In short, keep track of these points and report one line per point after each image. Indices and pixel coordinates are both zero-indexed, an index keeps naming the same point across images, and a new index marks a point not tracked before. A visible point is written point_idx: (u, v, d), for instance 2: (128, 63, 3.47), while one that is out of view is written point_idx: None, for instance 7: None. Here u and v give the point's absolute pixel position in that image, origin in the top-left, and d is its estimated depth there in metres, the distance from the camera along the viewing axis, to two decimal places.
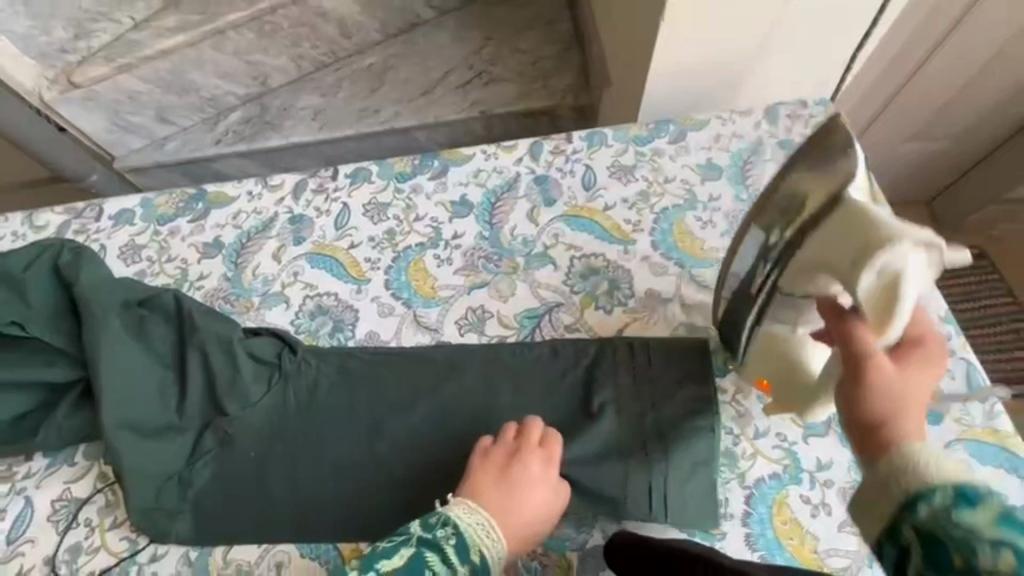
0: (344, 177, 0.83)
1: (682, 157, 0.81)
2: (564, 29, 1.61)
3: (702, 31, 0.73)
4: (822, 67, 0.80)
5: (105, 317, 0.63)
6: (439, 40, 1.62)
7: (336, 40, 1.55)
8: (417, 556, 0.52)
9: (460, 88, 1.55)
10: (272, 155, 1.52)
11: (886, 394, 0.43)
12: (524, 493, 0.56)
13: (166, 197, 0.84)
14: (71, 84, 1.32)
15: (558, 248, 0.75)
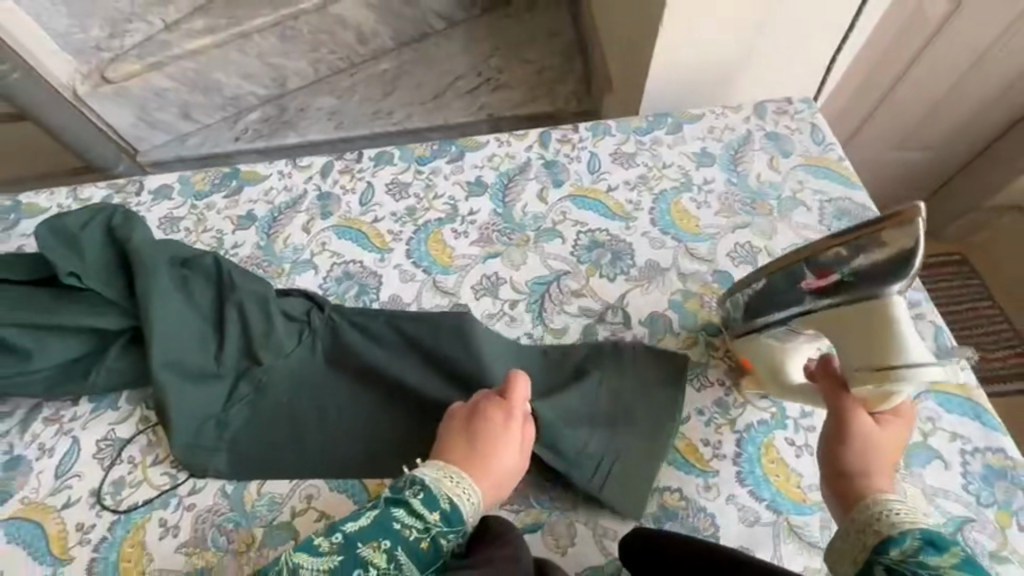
0: (368, 160, 0.90)
1: (679, 146, 0.88)
2: (567, 42, 1.71)
3: (697, 33, 0.82)
4: (805, 67, 0.89)
5: (154, 271, 0.69)
6: (449, 48, 1.72)
7: (353, 46, 1.64)
8: (386, 514, 0.55)
9: (469, 93, 1.63)
10: (289, 152, 1.60)
11: (859, 450, 0.53)
12: (492, 446, 0.59)
13: (203, 174, 0.91)
14: (104, 79, 1.40)
15: (566, 223, 0.82)
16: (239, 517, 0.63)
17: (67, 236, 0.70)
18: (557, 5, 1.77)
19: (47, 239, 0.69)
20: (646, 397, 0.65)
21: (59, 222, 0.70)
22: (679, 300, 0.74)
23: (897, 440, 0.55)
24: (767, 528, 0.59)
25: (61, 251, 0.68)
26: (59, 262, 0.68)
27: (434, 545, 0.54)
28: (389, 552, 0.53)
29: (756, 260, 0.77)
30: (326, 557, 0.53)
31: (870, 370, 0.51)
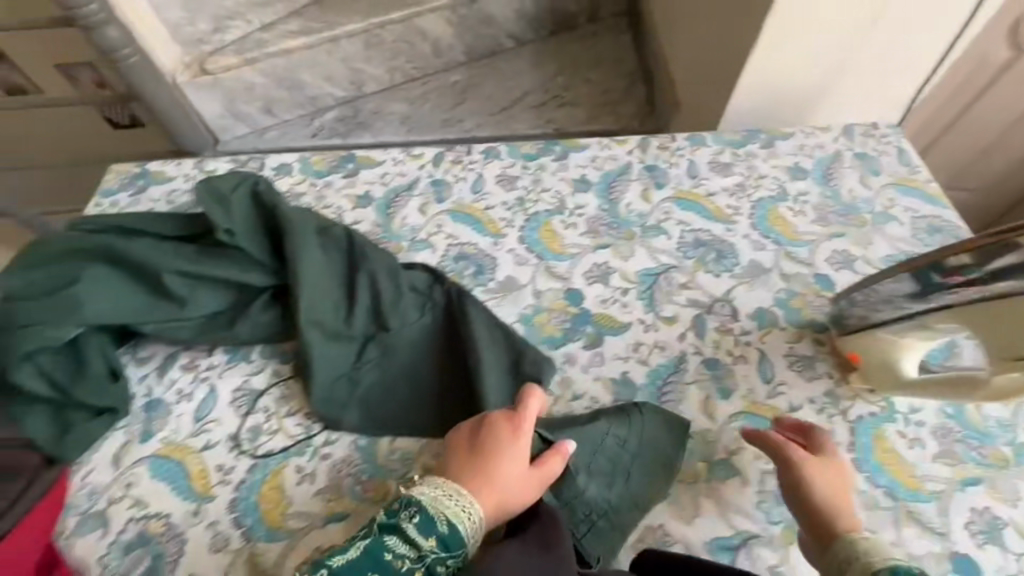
0: (478, 153, 0.96)
1: (773, 159, 0.94)
2: (631, 66, 1.80)
3: (779, 69, 1.02)
4: (873, 96, 1.07)
5: (299, 234, 0.73)
6: (519, 65, 1.81)
7: (429, 58, 1.74)
8: (377, 542, 0.50)
9: (536, 107, 1.71)
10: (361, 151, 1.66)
11: (822, 496, 0.57)
12: (498, 462, 0.57)
13: (321, 156, 0.96)
14: (203, 70, 1.47)
15: (669, 222, 0.86)
16: (371, 470, 0.66)
17: (219, 196, 0.75)
18: (619, 34, 1.87)
19: (204, 198, 0.74)
20: (655, 450, 0.64)
21: (213, 184, 0.76)
22: (783, 299, 0.78)
23: (846, 486, 0.59)
24: (886, 511, 0.62)
25: (216, 208, 0.73)
26: (215, 218, 0.72)
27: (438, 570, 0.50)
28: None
29: (855, 266, 0.81)
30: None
31: (1007, 361, 0.56)
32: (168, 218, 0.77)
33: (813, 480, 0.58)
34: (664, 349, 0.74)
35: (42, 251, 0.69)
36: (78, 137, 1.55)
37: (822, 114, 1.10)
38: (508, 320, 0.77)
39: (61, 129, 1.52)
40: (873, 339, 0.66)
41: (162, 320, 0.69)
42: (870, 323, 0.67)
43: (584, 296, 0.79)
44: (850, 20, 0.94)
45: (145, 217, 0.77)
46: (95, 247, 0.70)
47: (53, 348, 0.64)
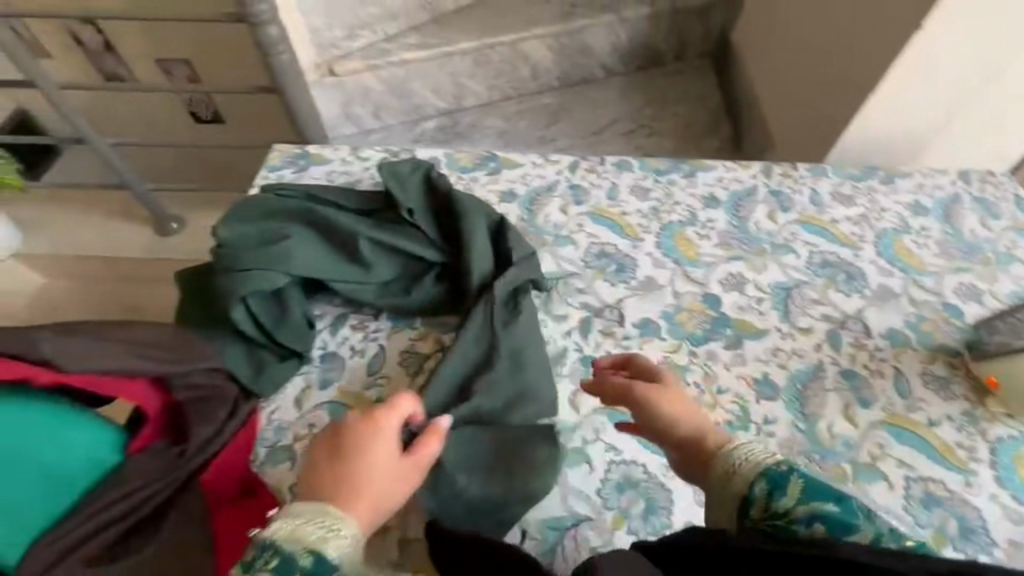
0: (610, 164, 1.02)
1: (894, 195, 0.98)
2: (716, 103, 1.77)
3: (898, 109, 1.08)
4: (984, 143, 1.13)
5: (469, 218, 0.80)
6: (608, 94, 1.83)
7: (526, 80, 1.80)
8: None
9: (625, 134, 1.75)
10: None
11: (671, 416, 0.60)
12: (365, 463, 0.54)
13: (465, 153, 1.04)
14: (331, 72, 1.60)
15: (797, 243, 0.91)
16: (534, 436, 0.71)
17: (398, 179, 0.83)
18: (704, 77, 1.83)
19: (389, 179, 0.82)
20: (531, 464, 0.68)
21: (394, 167, 0.84)
22: (915, 322, 0.81)
23: (679, 404, 0.61)
24: None
25: (400, 190, 0.82)
26: (398, 197, 0.81)
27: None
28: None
29: (981, 300, 0.85)
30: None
31: None
32: (348, 190, 0.85)
33: (671, 413, 0.60)
34: (802, 356, 0.78)
35: (253, 207, 0.78)
36: (156, 121, 1.68)
37: (924, 157, 1.16)
38: (651, 315, 0.82)
39: (143, 113, 1.65)
40: (1019, 363, 0.70)
41: (349, 281, 0.77)
42: (1012, 349, 0.71)
43: (721, 301, 0.84)
44: (976, 70, 1.00)
45: (328, 187, 0.84)
46: (298, 211, 0.79)
47: (265, 295, 0.73)
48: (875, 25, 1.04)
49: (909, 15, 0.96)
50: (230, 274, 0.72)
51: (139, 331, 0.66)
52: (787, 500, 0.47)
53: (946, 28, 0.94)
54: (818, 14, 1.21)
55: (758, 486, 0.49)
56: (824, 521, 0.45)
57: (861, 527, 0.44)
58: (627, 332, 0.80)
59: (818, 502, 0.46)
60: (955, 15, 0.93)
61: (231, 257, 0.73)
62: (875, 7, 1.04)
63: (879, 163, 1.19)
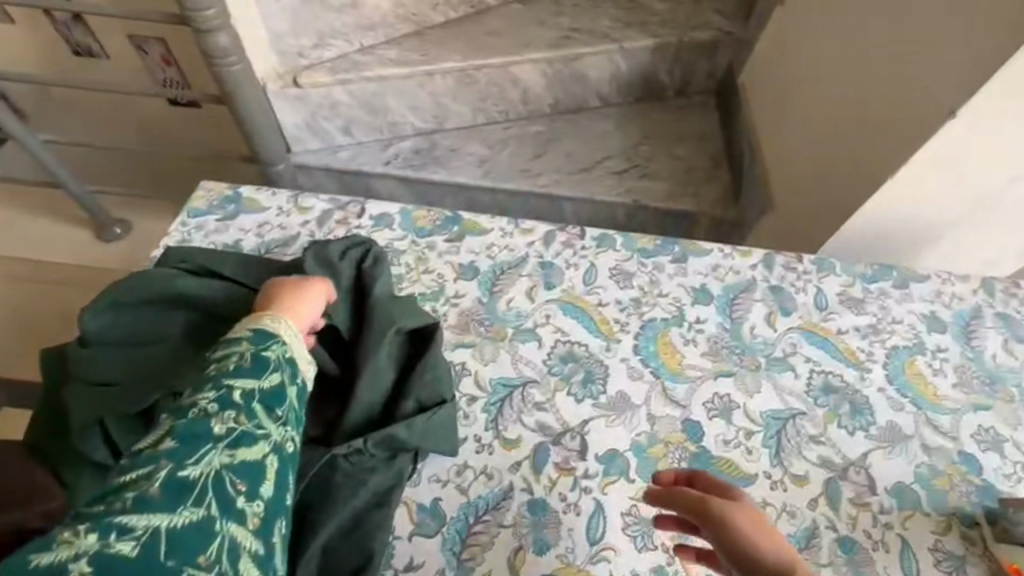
0: (591, 238, 0.87)
1: (908, 303, 0.85)
2: (716, 148, 1.52)
3: (915, 199, 0.95)
4: (1000, 248, 1.02)
5: (375, 338, 0.66)
6: (600, 127, 1.58)
7: (516, 104, 1.56)
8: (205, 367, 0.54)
9: (617, 174, 1.48)
10: (429, 188, 1.51)
11: (745, 531, 0.50)
12: (284, 289, 0.63)
13: (424, 212, 0.89)
14: (295, 83, 1.40)
15: (797, 357, 0.78)
16: None
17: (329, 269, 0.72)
18: (708, 112, 1.60)
19: (307, 270, 0.70)
20: None
21: (322, 252, 0.72)
22: (927, 476, 0.69)
23: (759, 520, 0.52)
24: None
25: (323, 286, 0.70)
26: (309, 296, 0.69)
27: (274, 351, 0.55)
28: (226, 394, 0.51)
29: (1003, 449, 0.73)
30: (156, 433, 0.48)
31: None
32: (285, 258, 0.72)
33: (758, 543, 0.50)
34: (795, 515, 0.66)
35: (128, 291, 0.65)
36: (120, 116, 1.51)
37: (941, 247, 1.03)
38: (618, 445, 0.68)
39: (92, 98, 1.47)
40: None
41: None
42: None
43: (705, 432, 0.71)
44: (1009, 163, 0.87)
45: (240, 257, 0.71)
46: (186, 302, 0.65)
47: (125, 417, 0.59)
48: (894, 111, 0.92)
49: (934, 106, 0.85)
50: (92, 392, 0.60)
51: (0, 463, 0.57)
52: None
53: (975, 120, 0.82)
54: (834, 72, 1.07)
55: None
56: None
57: None
58: (587, 468, 0.66)
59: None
60: (1000, 102, 0.79)
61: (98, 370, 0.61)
62: (902, 79, 0.90)
63: (890, 250, 1.06)
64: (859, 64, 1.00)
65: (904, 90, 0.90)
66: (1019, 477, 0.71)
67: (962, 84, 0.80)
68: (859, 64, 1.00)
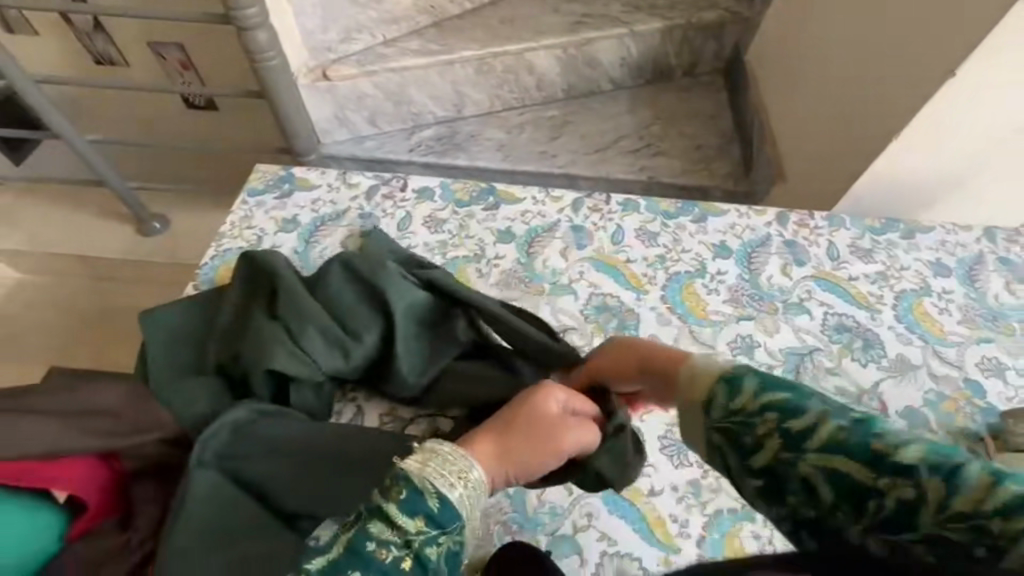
0: (616, 203, 0.95)
1: (914, 252, 0.91)
2: (725, 124, 1.58)
3: (915, 159, 1.02)
4: (1004, 203, 1.07)
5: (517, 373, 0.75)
6: (613, 109, 1.65)
7: (531, 90, 1.63)
8: (354, 545, 0.48)
9: (631, 153, 1.55)
10: (452, 172, 1.58)
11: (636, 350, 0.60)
12: (529, 442, 0.56)
13: (462, 185, 0.97)
14: (323, 76, 1.49)
15: (812, 302, 0.85)
16: (521, 520, 0.65)
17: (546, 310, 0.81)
18: (715, 90, 1.66)
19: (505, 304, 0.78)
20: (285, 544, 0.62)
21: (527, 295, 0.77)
22: (933, 401, 0.77)
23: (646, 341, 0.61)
24: None
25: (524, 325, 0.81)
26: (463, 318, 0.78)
27: (435, 557, 0.49)
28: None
29: (1005, 376, 0.79)
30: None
31: None
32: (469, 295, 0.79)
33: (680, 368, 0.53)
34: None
35: (357, 267, 0.78)
36: (163, 116, 1.61)
37: (946, 203, 1.09)
38: None
39: (129, 99, 1.57)
40: None
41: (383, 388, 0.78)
42: None
43: None
44: (1006, 117, 0.93)
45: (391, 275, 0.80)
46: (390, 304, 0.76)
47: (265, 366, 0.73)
48: (881, 79, 1.01)
49: (926, 71, 0.92)
50: (285, 340, 0.73)
51: (98, 393, 0.66)
52: (766, 425, 0.41)
53: (973, 81, 0.88)
54: (837, 42, 1.14)
55: (718, 389, 0.45)
56: (781, 412, 0.41)
57: (812, 406, 0.40)
58: None
59: (843, 458, 0.37)
60: (991, 60, 0.85)
61: (297, 326, 0.74)
62: (899, 45, 0.97)
63: (898, 209, 1.13)
64: (852, 39, 1.09)
65: (901, 54, 0.97)
66: (1019, 399, 0.78)
67: (957, 45, 0.86)
68: (853, 40, 1.09)
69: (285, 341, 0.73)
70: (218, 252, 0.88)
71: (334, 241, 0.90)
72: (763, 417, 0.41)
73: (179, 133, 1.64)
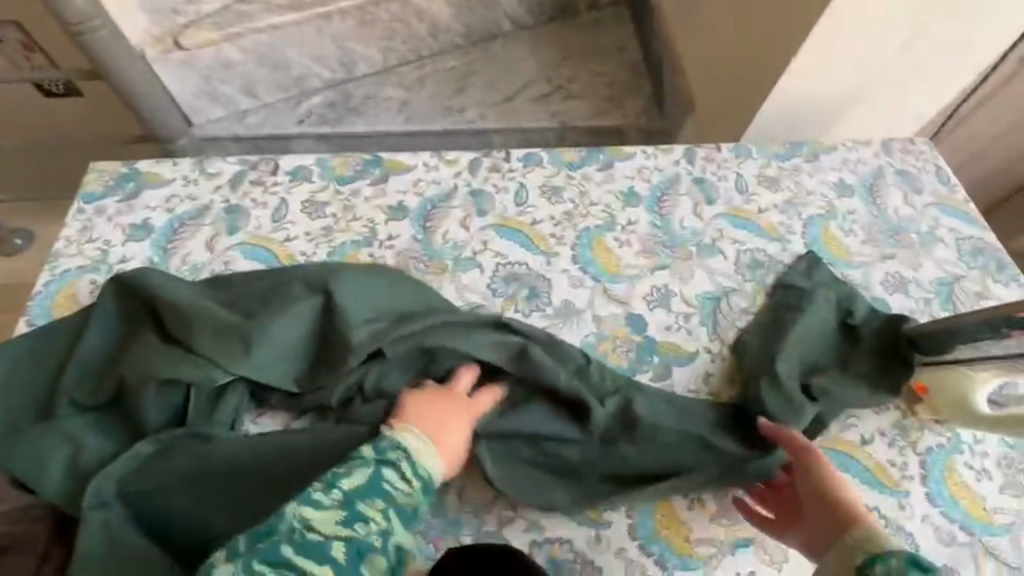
0: (517, 159, 0.87)
1: (819, 175, 0.90)
2: (634, 57, 1.49)
3: (813, 80, 0.98)
4: (901, 114, 1.07)
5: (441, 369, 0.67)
6: (517, 52, 1.49)
7: (425, 39, 1.43)
8: (377, 474, 0.55)
9: (540, 99, 1.42)
10: (352, 141, 1.36)
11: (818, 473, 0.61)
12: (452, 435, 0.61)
13: (342, 159, 0.85)
14: (177, 46, 1.21)
15: (724, 241, 0.83)
16: (443, 522, 0.64)
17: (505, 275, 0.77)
18: (623, 22, 1.55)
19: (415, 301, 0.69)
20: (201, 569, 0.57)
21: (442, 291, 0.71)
22: None
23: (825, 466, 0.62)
24: (964, 548, 0.64)
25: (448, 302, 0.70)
26: (420, 320, 0.67)
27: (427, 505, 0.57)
28: (385, 531, 0.52)
29: (908, 289, 0.81)
30: (329, 522, 0.51)
31: None
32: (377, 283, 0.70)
33: (851, 504, 0.58)
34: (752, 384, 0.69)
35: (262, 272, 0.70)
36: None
37: (849, 120, 1.06)
38: None
39: None
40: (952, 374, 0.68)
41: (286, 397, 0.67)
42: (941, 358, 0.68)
43: (646, 323, 0.76)
44: (894, 24, 0.90)
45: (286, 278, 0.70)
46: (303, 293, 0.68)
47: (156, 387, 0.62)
48: None
49: None
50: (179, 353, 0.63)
51: None
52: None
53: None
54: None
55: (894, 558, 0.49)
56: None
57: None
58: None
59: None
60: None
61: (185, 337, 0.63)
62: None
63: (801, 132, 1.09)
64: None
65: None
66: (922, 311, 0.79)
67: None
68: None
69: (165, 350, 0.63)
70: (53, 274, 0.75)
71: (197, 243, 0.78)
72: None
73: (19, 130, 1.39)
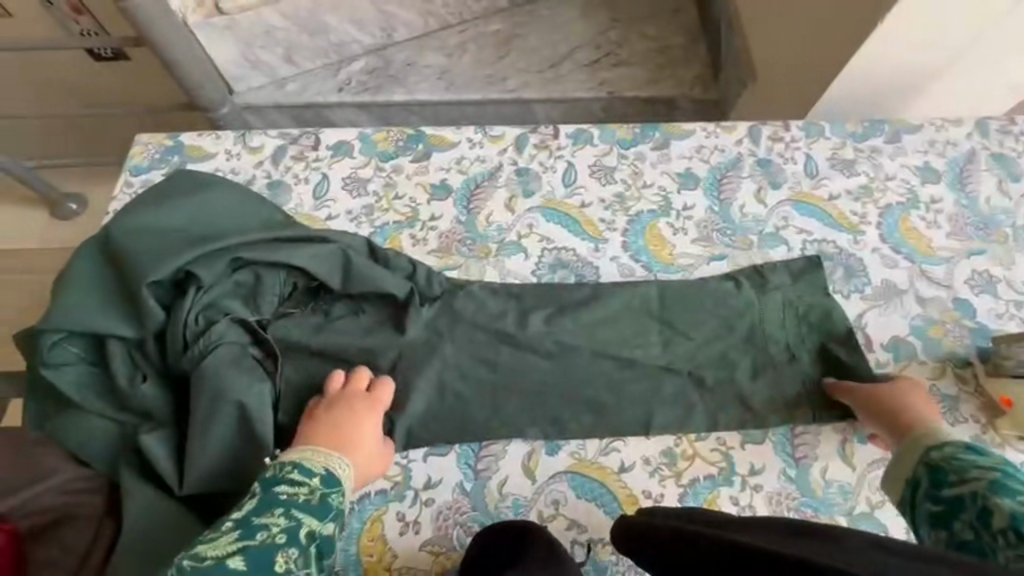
0: (566, 137, 0.82)
1: (901, 157, 0.81)
2: (690, 21, 1.38)
3: (903, 54, 0.85)
4: (997, 89, 0.95)
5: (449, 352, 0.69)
6: (564, 14, 1.40)
7: (468, 2, 1.34)
8: (267, 491, 0.53)
9: (588, 66, 1.34)
10: (391, 111, 1.33)
11: (904, 400, 0.61)
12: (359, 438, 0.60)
13: (384, 133, 0.82)
14: (217, 10, 1.14)
15: (789, 230, 0.76)
16: (482, 517, 0.62)
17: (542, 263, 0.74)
18: None
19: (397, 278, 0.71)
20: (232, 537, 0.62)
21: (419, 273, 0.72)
22: (921, 327, 0.71)
23: (916, 401, 0.61)
24: None
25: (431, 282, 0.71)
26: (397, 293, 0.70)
27: (336, 502, 0.55)
28: (294, 535, 0.50)
29: (996, 290, 0.73)
30: (222, 545, 0.48)
31: None
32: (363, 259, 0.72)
33: (919, 413, 0.59)
34: (764, 373, 0.69)
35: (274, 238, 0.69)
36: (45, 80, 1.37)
37: (930, 96, 0.95)
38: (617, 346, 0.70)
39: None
40: None
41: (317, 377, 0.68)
42: None
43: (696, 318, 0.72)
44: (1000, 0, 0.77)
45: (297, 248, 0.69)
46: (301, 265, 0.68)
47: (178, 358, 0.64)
48: None
49: None
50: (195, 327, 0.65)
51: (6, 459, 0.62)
52: (981, 473, 0.48)
53: None
54: None
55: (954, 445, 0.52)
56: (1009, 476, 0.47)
57: None
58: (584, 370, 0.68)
59: None
60: None
61: (153, 308, 0.64)
62: None
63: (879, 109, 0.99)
64: None
65: None
66: (1012, 314, 0.72)
67: None
68: None
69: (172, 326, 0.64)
70: None
71: None
72: (956, 468, 0.50)
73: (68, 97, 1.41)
